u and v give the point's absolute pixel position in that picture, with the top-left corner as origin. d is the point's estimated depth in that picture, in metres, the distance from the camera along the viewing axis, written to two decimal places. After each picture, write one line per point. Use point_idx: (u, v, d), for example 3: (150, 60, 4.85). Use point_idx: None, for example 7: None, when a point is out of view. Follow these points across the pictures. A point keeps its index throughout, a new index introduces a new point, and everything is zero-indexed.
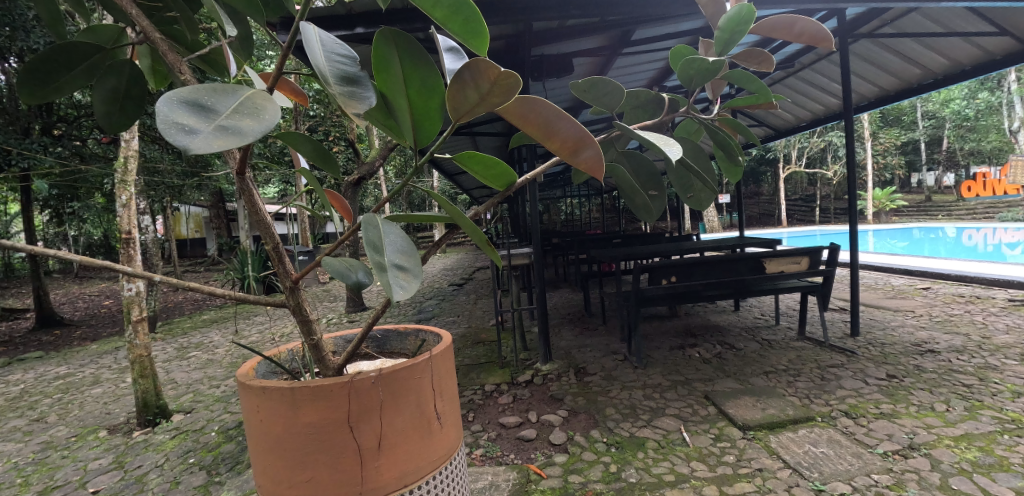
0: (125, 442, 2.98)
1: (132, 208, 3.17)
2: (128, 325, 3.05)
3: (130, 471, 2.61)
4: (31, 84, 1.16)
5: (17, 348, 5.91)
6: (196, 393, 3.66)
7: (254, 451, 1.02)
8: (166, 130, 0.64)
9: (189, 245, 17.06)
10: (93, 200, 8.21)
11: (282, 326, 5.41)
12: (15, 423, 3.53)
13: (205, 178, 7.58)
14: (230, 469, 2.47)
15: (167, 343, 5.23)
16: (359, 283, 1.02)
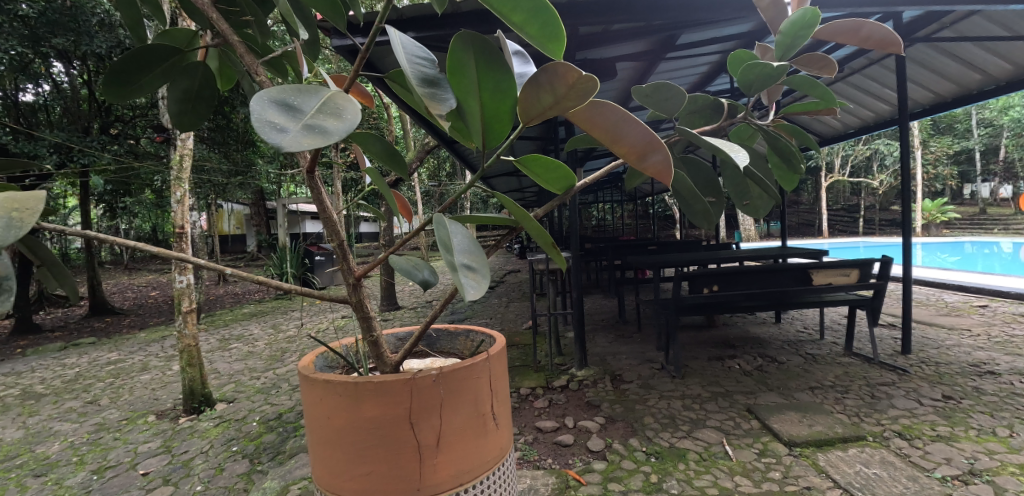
0: (172, 428, 3.12)
1: (186, 204, 3.33)
2: (178, 316, 3.19)
3: (178, 455, 2.73)
4: (113, 83, 1.23)
5: (73, 333, 6.27)
6: (238, 383, 3.80)
7: (316, 442, 1.05)
8: (260, 129, 0.68)
9: (230, 240, 17.76)
10: (145, 196, 8.68)
11: (319, 323, 5.57)
12: (71, 404, 3.75)
13: (248, 176, 7.86)
14: (271, 459, 2.55)
15: (211, 334, 5.45)
16: (425, 281, 0.99)
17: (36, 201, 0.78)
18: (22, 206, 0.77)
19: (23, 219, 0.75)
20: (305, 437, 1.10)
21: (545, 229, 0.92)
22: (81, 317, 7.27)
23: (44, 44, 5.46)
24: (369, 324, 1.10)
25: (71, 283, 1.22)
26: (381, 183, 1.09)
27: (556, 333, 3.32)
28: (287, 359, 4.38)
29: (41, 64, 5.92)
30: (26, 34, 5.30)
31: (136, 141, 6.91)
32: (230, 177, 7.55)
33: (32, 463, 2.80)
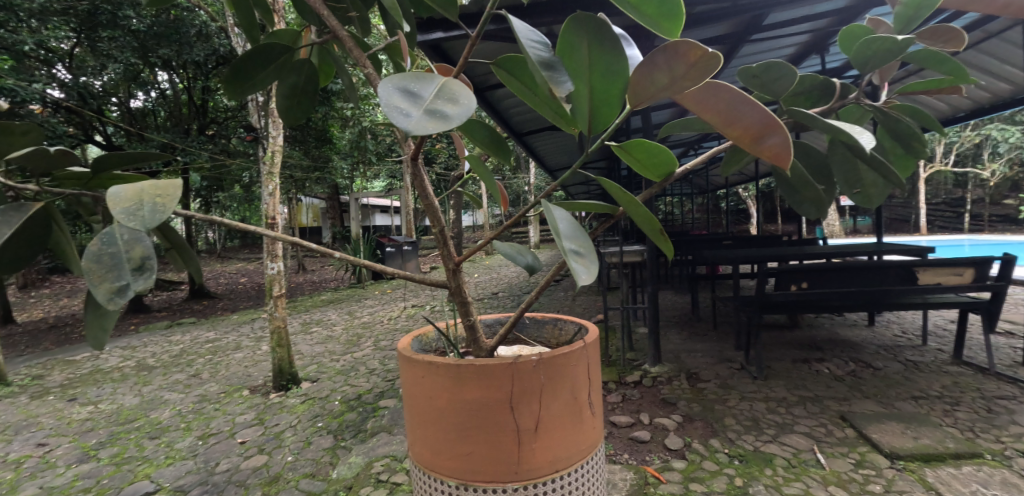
0: (264, 402, 3.40)
1: (276, 196, 3.61)
2: (270, 299, 3.47)
3: (270, 427, 2.98)
4: (233, 83, 1.36)
5: (176, 314, 7.03)
6: (319, 364, 4.07)
7: (418, 421, 1.09)
8: (391, 114, 0.72)
9: (307, 233, 19.07)
10: (235, 191, 9.51)
11: (390, 311, 5.85)
12: (179, 376, 4.20)
13: (325, 171, 8.38)
14: (353, 436, 2.72)
15: (294, 318, 5.90)
16: (529, 265, 1.01)
17: (177, 188, 0.85)
18: (164, 194, 0.83)
19: (165, 206, 0.81)
20: (405, 416, 1.15)
21: (651, 215, 0.89)
22: (183, 299, 8.12)
23: (152, 55, 6.09)
24: (467, 308, 1.14)
25: (199, 269, 1.27)
26: (482, 169, 1.13)
27: (628, 328, 3.26)
28: (362, 343, 4.64)
29: (150, 73, 6.62)
30: (138, 46, 5.93)
31: (228, 140, 7.55)
32: (308, 173, 8.07)
33: (149, 427, 3.17)
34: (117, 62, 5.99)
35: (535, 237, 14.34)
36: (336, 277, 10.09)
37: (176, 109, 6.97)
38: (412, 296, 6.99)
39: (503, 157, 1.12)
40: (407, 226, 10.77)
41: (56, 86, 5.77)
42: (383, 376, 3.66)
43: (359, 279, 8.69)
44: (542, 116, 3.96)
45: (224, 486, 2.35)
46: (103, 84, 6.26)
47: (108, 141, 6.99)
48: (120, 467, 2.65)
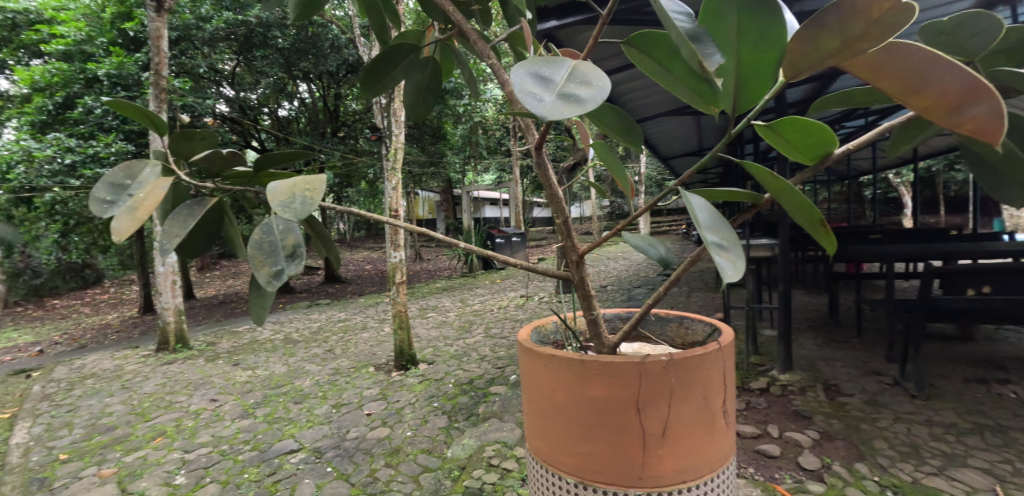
0: (387, 379, 3.74)
1: (398, 191, 3.93)
2: (393, 285, 3.81)
3: (392, 403, 3.26)
4: (368, 83, 1.48)
5: (316, 295, 8.09)
6: (435, 348, 4.38)
7: (538, 415, 1.10)
8: (527, 99, 0.72)
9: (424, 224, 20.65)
10: (362, 186, 10.61)
11: (499, 301, 6.09)
12: (318, 350, 4.81)
13: (439, 166, 8.95)
14: (465, 419, 2.89)
15: (413, 303, 6.44)
16: (660, 258, 1.04)
17: (321, 182, 0.93)
18: (310, 186, 0.93)
19: (312, 198, 0.90)
20: (522, 408, 1.17)
21: (809, 202, 0.78)
22: (320, 283, 9.28)
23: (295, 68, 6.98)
24: (589, 303, 1.24)
25: (336, 252, 1.41)
26: (608, 154, 1.12)
27: (754, 329, 3.00)
28: (474, 330, 4.89)
29: (293, 85, 7.59)
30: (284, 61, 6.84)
31: (356, 141, 8.41)
32: (425, 168, 8.69)
33: (293, 392, 3.67)
34: (268, 77, 6.96)
35: (644, 229, 13.84)
36: (448, 266, 10.75)
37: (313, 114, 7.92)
38: (520, 287, 7.20)
39: (632, 143, 1.10)
40: (515, 217, 11.12)
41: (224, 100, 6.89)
42: (494, 363, 3.82)
43: (471, 268, 9.15)
44: (655, 101, 3.77)
45: (354, 452, 2.63)
46: (258, 96, 7.33)
47: (262, 146, 8.18)
48: (272, 425, 3.10)
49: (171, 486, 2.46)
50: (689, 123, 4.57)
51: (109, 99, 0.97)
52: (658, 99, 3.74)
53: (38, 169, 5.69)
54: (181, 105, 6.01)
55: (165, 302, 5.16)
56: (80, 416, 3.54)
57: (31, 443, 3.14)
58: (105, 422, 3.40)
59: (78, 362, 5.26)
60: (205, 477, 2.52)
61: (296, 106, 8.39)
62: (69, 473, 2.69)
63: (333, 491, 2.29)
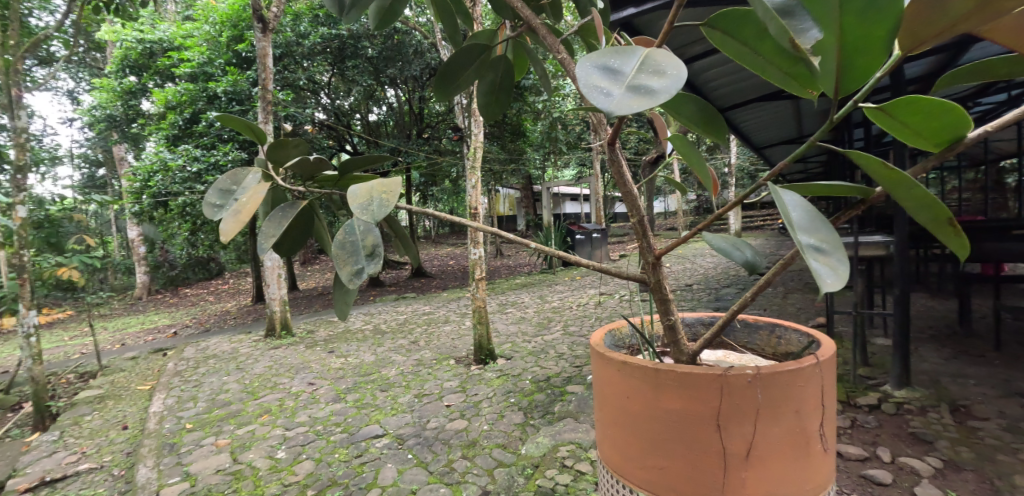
0: (466, 372, 3.85)
1: (478, 189, 4.04)
2: (473, 281, 3.92)
3: (470, 395, 3.35)
4: (442, 85, 1.49)
5: (404, 288, 8.63)
6: (513, 344, 4.45)
7: (609, 423, 1.06)
8: (592, 95, 0.68)
9: (506, 221, 21.09)
10: (445, 185, 11.08)
11: (580, 298, 6.11)
12: (404, 341, 5.09)
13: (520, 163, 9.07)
14: (541, 416, 2.91)
15: (494, 298, 6.65)
16: (746, 262, 0.94)
17: (398, 184, 0.94)
18: (387, 188, 0.95)
19: (388, 200, 0.92)
20: (594, 414, 1.14)
21: (936, 197, 0.65)
22: (407, 277, 9.86)
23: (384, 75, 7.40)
24: (667, 307, 1.20)
25: (414, 251, 1.48)
26: (688, 148, 1.03)
27: (862, 337, 2.67)
28: (553, 327, 4.93)
29: (381, 91, 8.08)
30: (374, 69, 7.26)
31: (440, 141, 8.81)
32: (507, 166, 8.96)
33: (380, 381, 3.90)
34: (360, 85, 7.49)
35: (733, 225, 12.94)
36: (528, 262, 10.94)
37: (401, 119, 8.48)
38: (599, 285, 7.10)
39: (716, 135, 0.99)
40: (597, 213, 11.02)
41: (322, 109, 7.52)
42: (572, 361, 3.79)
43: (549, 265, 9.17)
44: (745, 88, 3.49)
45: (433, 441, 2.74)
46: (351, 103, 7.90)
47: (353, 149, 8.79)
48: (360, 410, 3.32)
49: (273, 459, 2.72)
50: (785, 109, 4.17)
51: (219, 114, 1.08)
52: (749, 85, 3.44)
53: (172, 176, 6.59)
54: (284, 115, 6.63)
55: (272, 293, 5.74)
56: (204, 391, 4.04)
57: (166, 412, 3.63)
58: (223, 397, 3.85)
59: (203, 343, 6.05)
60: (302, 453, 2.76)
61: (385, 111, 8.80)
62: (193, 441, 3.07)
63: (413, 477, 2.40)
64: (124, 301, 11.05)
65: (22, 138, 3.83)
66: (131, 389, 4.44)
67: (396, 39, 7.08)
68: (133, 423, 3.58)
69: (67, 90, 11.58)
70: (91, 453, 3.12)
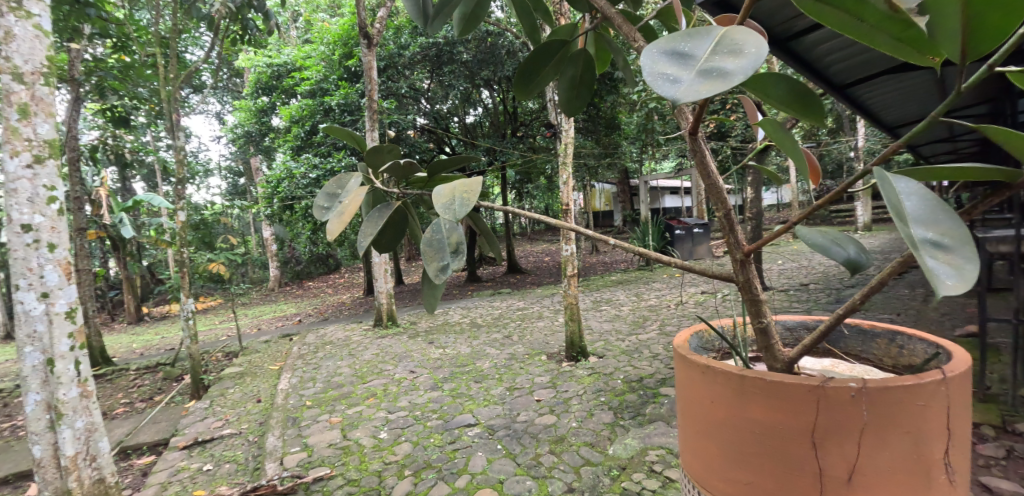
0: (558, 368, 3.89)
1: (570, 186, 4.06)
2: (565, 278, 3.95)
3: (561, 391, 3.38)
4: (523, 82, 1.49)
5: (500, 284, 8.98)
6: (606, 342, 4.40)
7: (691, 426, 1.00)
8: (655, 84, 0.64)
9: (601, 216, 20.77)
10: (541, 182, 11.26)
11: (679, 296, 5.89)
12: (498, 335, 5.28)
13: (615, 157, 8.89)
14: (632, 417, 2.85)
15: (588, 295, 6.66)
16: (849, 259, 0.82)
17: (478, 183, 0.96)
18: (468, 188, 0.97)
19: (469, 200, 0.95)
20: (675, 419, 1.08)
21: None
22: (502, 273, 10.23)
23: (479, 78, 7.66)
24: (759, 309, 1.10)
25: (497, 247, 1.47)
26: (782, 134, 0.92)
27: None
28: (648, 326, 4.79)
29: (476, 93, 8.43)
30: (469, 73, 7.55)
31: (535, 139, 8.97)
32: (601, 160, 8.81)
33: (475, 372, 4.08)
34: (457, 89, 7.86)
35: (861, 217, 11.38)
36: (625, 258, 10.75)
37: (497, 120, 8.77)
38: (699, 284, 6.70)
39: (815, 118, 0.88)
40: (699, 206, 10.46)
41: (424, 115, 8.04)
42: (666, 363, 3.66)
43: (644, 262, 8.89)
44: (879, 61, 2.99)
45: (522, 434, 2.80)
46: (449, 107, 8.35)
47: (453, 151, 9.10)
48: (455, 398, 3.50)
49: (377, 439, 2.98)
50: (929, 88, 3.51)
51: (327, 125, 1.20)
52: (883, 61, 2.94)
53: (297, 182, 7.50)
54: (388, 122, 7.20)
55: (379, 287, 6.28)
56: (322, 373, 4.55)
57: (291, 389, 4.16)
58: (337, 380, 4.30)
59: (323, 331, 6.83)
60: (401, 436, 2.98)
61: (480, 112, 9.32)
62: (311, 416, 3.47)
63: (501, 467, 2.48)
64: (261, 292, 12.81)
65: (182, 154, 4.58)
66: (265, 368, 5.15)
67: (489, 42, 7.28)
68: (265, 397, 4.13)
69: (216, 112, 13.65)
70: (232, 420, 3.67)
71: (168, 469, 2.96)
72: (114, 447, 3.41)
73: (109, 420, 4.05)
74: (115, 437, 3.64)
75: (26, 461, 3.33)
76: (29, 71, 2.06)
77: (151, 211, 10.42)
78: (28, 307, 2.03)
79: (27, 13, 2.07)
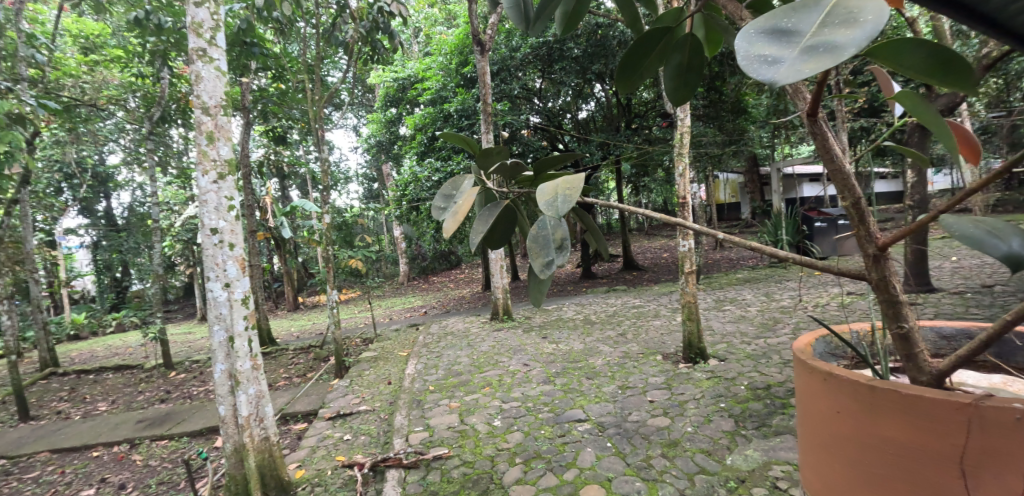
0: (674, 369, 3.72)
1: (688, 178, 3.85)
2: (682, 275, 3.76)
3: (676, 394, 3.23)
4: (623, 76, 1.30)
5: (614, 281, 8.85)
6: (729, 344, 4.08)
7: (814, 424, 1.02)
8: (750, 67, 0.59)
9: (726, 208, 19.12)
10: (657, 175, 10.76)
11: (818, 298, 5.23)
12: (612, 332, 5.22)
13: (740, 144, 8.12)
14: (755, 427, 2.62)
15: (709, 294, 6.23)
16: (1011, 254, 0.69)
17: (581, 179, 0.98)
18: (571, 185, 0.99)
19: (571, 195, 0.96)
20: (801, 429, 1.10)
21: None
22: (618, 270, 10.05)
23: (589, 72, 7.56)
24: (897, 311, 0.96)
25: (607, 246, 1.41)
26: (926, 109, 0.80)
27: None
28: (779, 329, 4.34)
29: (587, 88, 8.34)
30: (579, 68, 7.50)
31: (649, 130, 8.60)
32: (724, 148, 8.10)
33: (587, 368, 4.09)
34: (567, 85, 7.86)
35: None
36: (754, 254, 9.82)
37: (610, 115, 8.63)
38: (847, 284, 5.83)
39: (964, 86, 0.74)
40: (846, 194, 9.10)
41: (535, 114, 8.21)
42: None
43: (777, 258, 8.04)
44: None
45: (633, 434, 2.75)
46: (561, 105, 8.41)
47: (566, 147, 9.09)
48: (567, 393, 3.56)
49: (491, 425, 3.17)
50: None
51: (443, 132, 1.30)
52: None
53: (422, 185, 8.22)
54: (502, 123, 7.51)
55: (497, 282, 6.62)
56: (444, 361, 4.95)
57: (418, 374, 4.60)
58: (457, 368, 4.65)
59: (445, 322, 7.40)
60: (514, 424, 3.13)
61: (592, 107, 9.23)
62: (434, 400, 3.80)
63: (610, 465, 2.47)
64: (393, 285, 14.28)
65: (327, 165, 5.30)
66: (396, 354, 5.75)
67: (599, 34, 7.14)
68: (395, 380, 4.63)
69: (354, 126, 15.45)
70: (369, 398, 4.18)
71: (318, 435, 3.49)
72: (279, 412, 4.12)
73: (275, 390, 4.89)
74: (280, 404, 4.39)
75: (215, 418, 4.17)
76: (213, 105, 2.58)
77: (305, 215, 12.24)
78: (216, 294, 2.53)
79: (210, 58, 2.59)
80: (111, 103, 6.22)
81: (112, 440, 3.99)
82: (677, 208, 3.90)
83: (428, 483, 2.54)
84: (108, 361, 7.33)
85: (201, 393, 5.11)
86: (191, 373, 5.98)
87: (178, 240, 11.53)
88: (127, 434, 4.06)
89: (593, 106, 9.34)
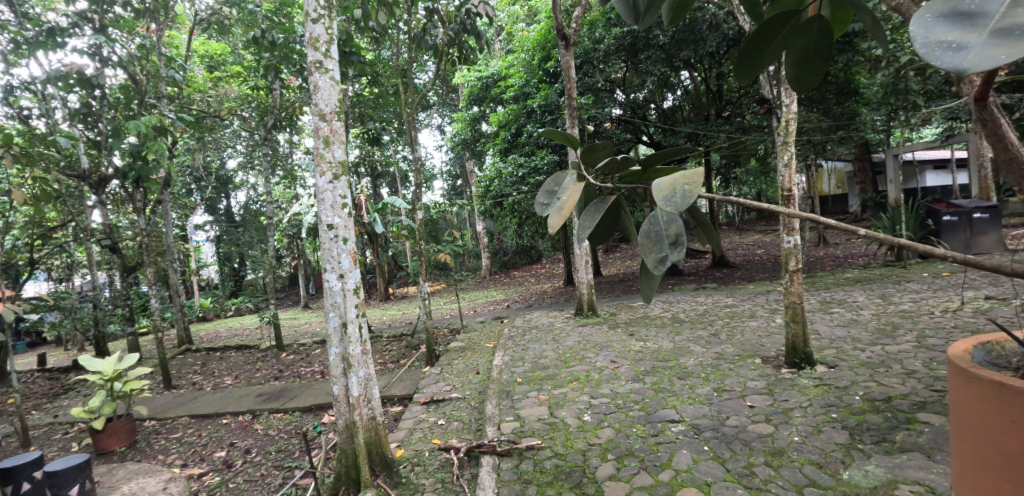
0: (775, 374, 3.48)
1: (793, 168, 3.58)
2: (786, 274, 3.49)
3: (779, 401, 3.02)
4: (741, 68, 1.23)
5: (702, 279, 8.43)
6: (840, 350, 3.73)
7: (973, 430, 1.00)
8: (928, 55, 0.54)
9: (831, 200, 17.33)
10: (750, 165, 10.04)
11: (950, 302, 4.58)
12: (704, 332, 4.99)
13: (850, 129, 7.33)
14: (875, 442, 2.39)
15: (813, 295, 5.72)
16: None
17: (700, 174, 0.96)
18: (689, 180, 0.97)
19: (691, 191, 0.95)
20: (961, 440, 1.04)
21: None
22: (706, 267, 9.54)
23: (676, 59, 7.21)
24: None
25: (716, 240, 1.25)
26: None
27: None
28: (900, 336, 3.88)
29: (674, 76, 7.99)
30: (665, 56, 7.20)
31: (743, 117, 8.03)
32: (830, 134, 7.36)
33: (678, 368, 3.95)
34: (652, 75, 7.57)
35: None
36: (866, 252, 8.82)
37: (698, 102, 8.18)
38: (988, 287, 5.05)
39: None
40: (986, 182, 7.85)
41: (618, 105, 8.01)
42: (930, 383, 2.92)
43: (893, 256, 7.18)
44: None
45: (733, 439, 2.62)
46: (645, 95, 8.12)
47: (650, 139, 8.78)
48: (658, 392, 3.47)
49: (581, 420, 3.18)
50: None
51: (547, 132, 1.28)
52: None
53: (505, 181, 8.41)
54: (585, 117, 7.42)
55: (580, 278, 6.59)
56: (529, 355, 5.04)
57: (505, 366, 4.73)
58: (543, 362, 4.71)
59: (528, 316, 7.52)
60: (604, 420, 3.12)
61: (678, 96, 8.83)
62: (522, 392, 3.90)
63: (708, 469, 2.38)
64: (476, 278, 14.75)
65: (419, 164, 5.58)
66: (482, 345, 5.96)
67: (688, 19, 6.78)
68: (483, 370, 4.80)
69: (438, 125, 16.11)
70: (458, 386, 4.38)
71: (414, 418, 3.73)
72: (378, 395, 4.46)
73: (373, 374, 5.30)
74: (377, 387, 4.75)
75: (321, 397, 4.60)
76: (329, 111, 2.82)
77: (395, 211, 13.04)
78: (332, 284, 2.78)
79: (326, 69, 2.84)
80: (231, 114, 7.01)
81: (238, 409, 4.56)
82: (781, 201, 3.64)
83: (522, 472, 2.62)
84: (233, 340, 8.37)
85: (309, 373, 5.65)
86: (300, 354, 6.65)
87: (285, 234, 12.81)
88: (251, 405, 4.62)
89: (678, 95, 8.93)
